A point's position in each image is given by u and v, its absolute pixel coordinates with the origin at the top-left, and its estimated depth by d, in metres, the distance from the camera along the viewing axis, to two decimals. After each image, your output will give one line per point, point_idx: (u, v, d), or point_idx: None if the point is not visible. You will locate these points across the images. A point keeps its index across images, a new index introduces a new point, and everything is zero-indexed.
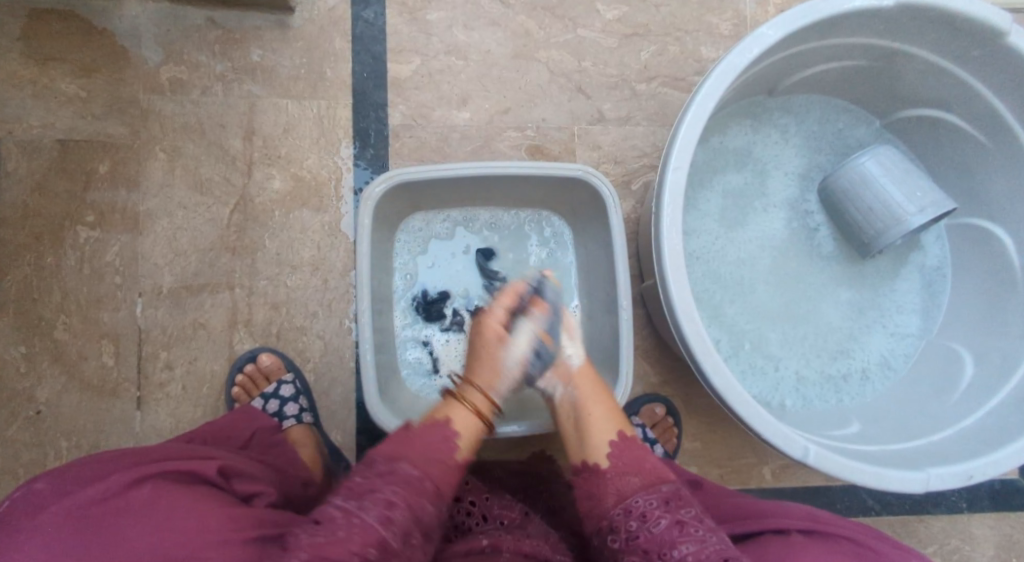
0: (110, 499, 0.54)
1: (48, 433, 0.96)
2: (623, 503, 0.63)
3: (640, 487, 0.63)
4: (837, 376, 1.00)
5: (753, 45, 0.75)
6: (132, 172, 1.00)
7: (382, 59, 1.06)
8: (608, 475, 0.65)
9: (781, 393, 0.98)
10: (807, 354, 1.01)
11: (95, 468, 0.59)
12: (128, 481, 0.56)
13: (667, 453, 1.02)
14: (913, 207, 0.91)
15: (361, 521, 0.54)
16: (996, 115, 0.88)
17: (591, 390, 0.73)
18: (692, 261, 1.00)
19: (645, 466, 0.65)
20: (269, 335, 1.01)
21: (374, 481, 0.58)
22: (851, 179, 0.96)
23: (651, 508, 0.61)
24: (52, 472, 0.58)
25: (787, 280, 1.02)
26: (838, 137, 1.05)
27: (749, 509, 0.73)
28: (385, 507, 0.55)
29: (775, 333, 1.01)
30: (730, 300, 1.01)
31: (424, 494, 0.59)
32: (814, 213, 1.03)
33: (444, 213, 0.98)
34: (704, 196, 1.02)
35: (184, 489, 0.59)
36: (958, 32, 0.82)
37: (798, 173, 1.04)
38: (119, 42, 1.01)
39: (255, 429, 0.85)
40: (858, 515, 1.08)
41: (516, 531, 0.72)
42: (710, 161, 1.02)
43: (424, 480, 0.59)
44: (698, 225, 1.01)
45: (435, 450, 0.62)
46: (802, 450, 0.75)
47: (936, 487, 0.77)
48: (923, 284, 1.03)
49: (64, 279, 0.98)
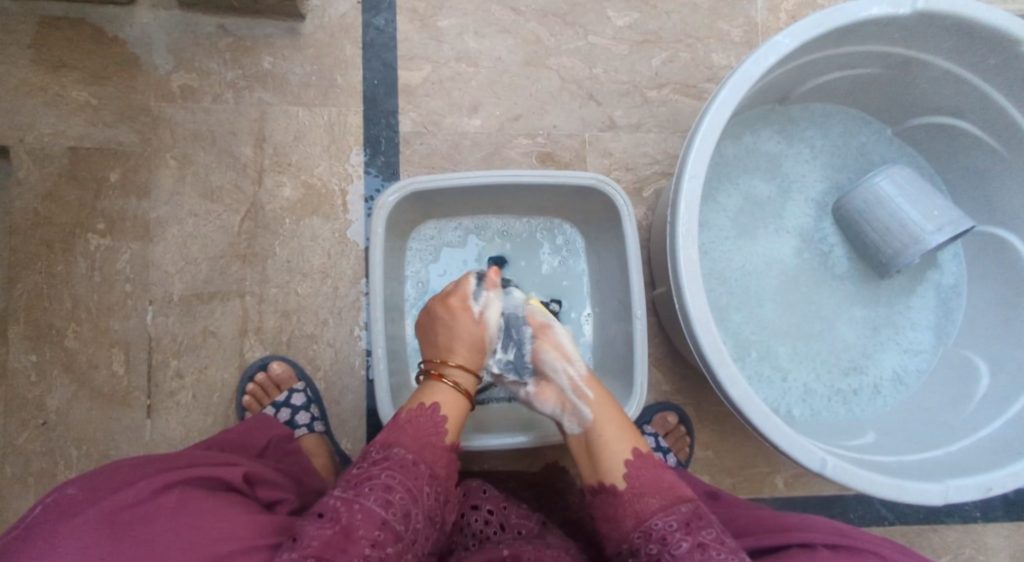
0: (141, 505, 0.53)
1: (58, 441, 0.95)
2: (643, 525, 0.63)
3: (659, 508, 0.63)
4: (848, 392, 0.99)
5: (769, 54, 0.75)
6: (143, 180, 1.00)
7: (393, 66, 1.06)
8: (625, 496, 0.66)
9: (787, 402, 0.98)
10: (818, 368, 1.00)
11: (123, 473, 0.58)
12: (156, 487, 0.56)
13: (679, 462, 1.01)
14: (931, 226, 0.90)
15: (364, 508, 0.57)
16: (1010, 121, 0.88)
17: (602, 408, 0.72)
18: (704, 268, 1.00)
19: (663, 485, 0.65)
20: (280, 342, 1.00)
21: (371, 469, 0.61)
22: (867, 200, 0.95)
23: (670, 530, 0.61)
24: (80, 477, 0.57)
25: (797, 296, 1.02)
26: (861, 152, 1.05)
27: (770, 521, 0.73)
28: (385, 491, 0.59)
29: (784, 347, 1.00)
30: (738, 308, 1.00)
31: (419, 478, 0.62)
32: (828, 227, 1.03)
33: (455, 221, 0.98)
34: (721, 191, 1.01)
35: (211, 497, 0.59)
36: (975, 41, 0.81)
37: (816, 188, 1.04)
38: (130, 50, 1.01)
39: (272, 437, 0.85)
40: (872, 525, 1.07)
41: (535, 542, 0.72)
42: (728, 163, 1.02)
43: (418, 464, 0.63)
44: (713, 220, 1.01)
45: (427, 433, 0.66)
46: (820, 462, 0.74)
47: (955, 499, 0.76)
48: (938, 303, 1.02)
49: (75, 287, 0.98)
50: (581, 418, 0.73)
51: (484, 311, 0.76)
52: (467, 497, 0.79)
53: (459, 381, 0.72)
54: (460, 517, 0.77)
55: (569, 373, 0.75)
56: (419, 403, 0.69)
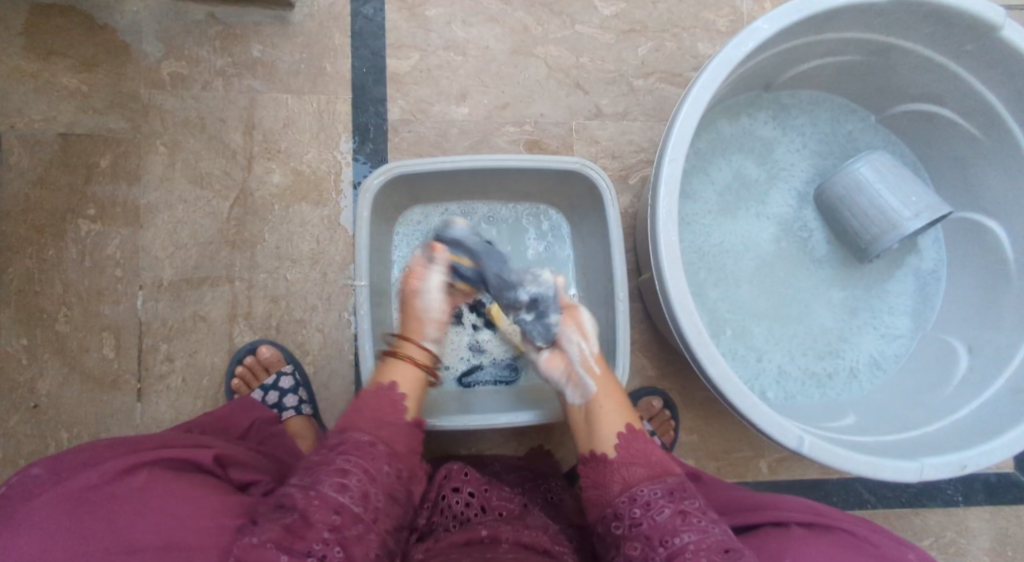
0: (105, 486, 0.55)
1: (49, 424, 0.96)
2: (629, 490, 0.66)
3: (646, 477, 0.67)
4: (823, 374, 1.01)
5: (748, 39, 0.76)
6: (133, 167, 1.01)
7: (381, 55, 1.07)
8: (615, 463, 0.69)
9: (763, 384, 0.99)
10: (793, 350, 1.01)
11: (91, 453, 0.60)
12: (122, 469, 0.57)
13: (663, 446, 1.02)
14: (908, 212, 0.91)
15: (319, 493, 0.59)
16: (989, 108, 0.89)
17: (604, 385, 0.75)
18: (685, 243, 1.01)
19: (653, 458, 0.69)
20: (269, 327, 1.01)
21: (328, 455, 0.63)
22: (848, 185, 0.97)
23: (655, 497, 0.64)
24: (49, 458, 0.59)
25: (775, 279, 1.03)
26: (848, 139, 1.06)
27: (749, 500, 0.74)
28: (338, 475, 0.61)
29: (760, 328, 1.01)
30: (715, 284, 1.01)
31: (375, 457, 0.64)
32: (807, 214, 1.04)
33: (442, 206, 0.99)
34: (713, 165, 1.03)
35: (179, 477, 0.60)
36: (954, 27, 0.82)
37: (802, 174, 1.05)
38: (121, 37, 1.02)
39: (254, 420, 0.87)
40: (855, 508, 1.08)
41: (515, 522, 0.73)
42: (726, 140, 1.03)
43: (374, 444, 0.65)
44: (700, 190, 1.03)
45: (385, 411, 0.69)
46: (797, 440, 0.76)
47: (929, 476, 0.78)
48: (916, 288, 1.04)
49: (66, 271, 0.99)
50: (584, 391, 0.75)
51: (426, 287, 0.78)
52: (448, 480, 0.80)
53: (415, 357, 0.76)
54: (441, 499, 0.79)
55: (580, 346, 0.77)
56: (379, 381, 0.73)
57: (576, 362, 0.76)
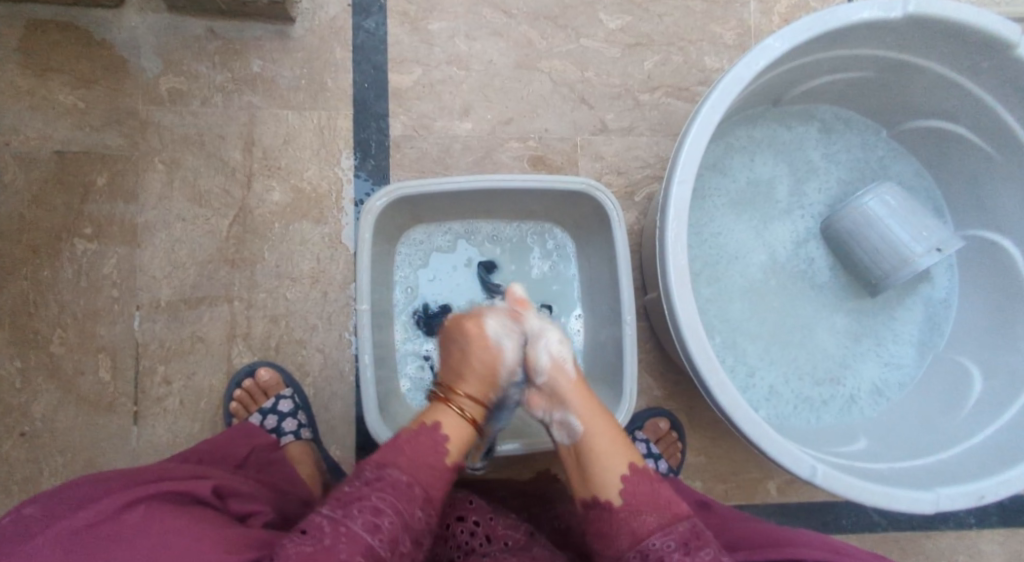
0: (102, 523, 0.53)
1: (42, 448, 0.95)
2: (639, 545, 0.60)
3: (657, 527, 0.60)
4: (818, 400, 0.99)
5: (758, 58, 0.74)
6: (130, 185, 0.99)
7: (383, 69, 1.05)
8: (621, 513, 0.62)
9: (756, 404, 0.97)
10: (790, 373, 0.99)
11: (87, 490, 0.58)
12: (122, 504, 0.55)
13: (671, 468, 1.00)
14: (921, 248, 0.89)
15: (351, 530, 0.55)
16: (1003, 124, 0.87)
17: (590, 410, 0.69)
18: (690, 246, 1.00)
19: (660, 502, 0.62)
20: (269, 348, 0.99)
21: (363, 489, 0.59)
22: (855, 221, 0.95)
23: (669, 551, 0.58)
24: (41, 497, 0.57)
25: (768, 302, 1.01)
26: (880, 168, 1.04)
27: (759, 534, 0.70)
28: (373, 515, 0.56)
29: (754, 346, 0.99)
30: (709, 282, 1.00)
31: (412, 500, 0.61)
32: (809, 250, 1.02)
33: (445, 226, 0.97)
34: (736, 168, 1.01)
35: (177, 511, 0.58)
36: (968, 45, 0.80)
37: (817, 210, 1.03)
38: (118, 53, 1.00)
39: (253, 446, 0.85)
40: (865, 531, 1.06)
41: (520, 555, 0.70)
42: (765, 146, 1.02)
43: (412, 486, 0.61)
44: (727, 178, 1.01)
45: (427, 453, 0.64)
46: (810, 469, 0.73)
47: (947, 507, 0.75)
48: (926, 317, 1.02)
49: (61, 292, 0.97)
50: (569, 429, 0.70)
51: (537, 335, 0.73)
52: (452, 508, 0.77)
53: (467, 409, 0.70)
54: (446, 529, 0.76)
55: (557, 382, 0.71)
56: (421, 422, 0.68)
57: (552, 396, 0.72)
